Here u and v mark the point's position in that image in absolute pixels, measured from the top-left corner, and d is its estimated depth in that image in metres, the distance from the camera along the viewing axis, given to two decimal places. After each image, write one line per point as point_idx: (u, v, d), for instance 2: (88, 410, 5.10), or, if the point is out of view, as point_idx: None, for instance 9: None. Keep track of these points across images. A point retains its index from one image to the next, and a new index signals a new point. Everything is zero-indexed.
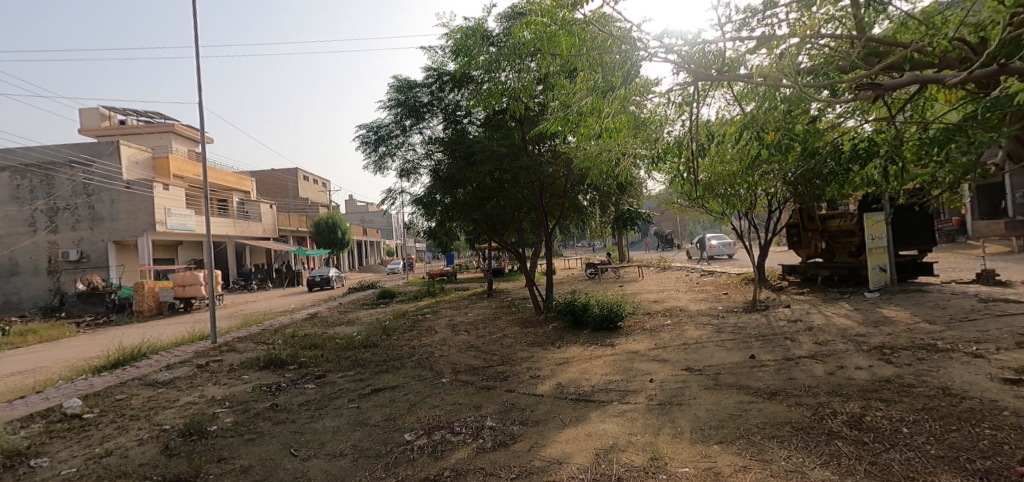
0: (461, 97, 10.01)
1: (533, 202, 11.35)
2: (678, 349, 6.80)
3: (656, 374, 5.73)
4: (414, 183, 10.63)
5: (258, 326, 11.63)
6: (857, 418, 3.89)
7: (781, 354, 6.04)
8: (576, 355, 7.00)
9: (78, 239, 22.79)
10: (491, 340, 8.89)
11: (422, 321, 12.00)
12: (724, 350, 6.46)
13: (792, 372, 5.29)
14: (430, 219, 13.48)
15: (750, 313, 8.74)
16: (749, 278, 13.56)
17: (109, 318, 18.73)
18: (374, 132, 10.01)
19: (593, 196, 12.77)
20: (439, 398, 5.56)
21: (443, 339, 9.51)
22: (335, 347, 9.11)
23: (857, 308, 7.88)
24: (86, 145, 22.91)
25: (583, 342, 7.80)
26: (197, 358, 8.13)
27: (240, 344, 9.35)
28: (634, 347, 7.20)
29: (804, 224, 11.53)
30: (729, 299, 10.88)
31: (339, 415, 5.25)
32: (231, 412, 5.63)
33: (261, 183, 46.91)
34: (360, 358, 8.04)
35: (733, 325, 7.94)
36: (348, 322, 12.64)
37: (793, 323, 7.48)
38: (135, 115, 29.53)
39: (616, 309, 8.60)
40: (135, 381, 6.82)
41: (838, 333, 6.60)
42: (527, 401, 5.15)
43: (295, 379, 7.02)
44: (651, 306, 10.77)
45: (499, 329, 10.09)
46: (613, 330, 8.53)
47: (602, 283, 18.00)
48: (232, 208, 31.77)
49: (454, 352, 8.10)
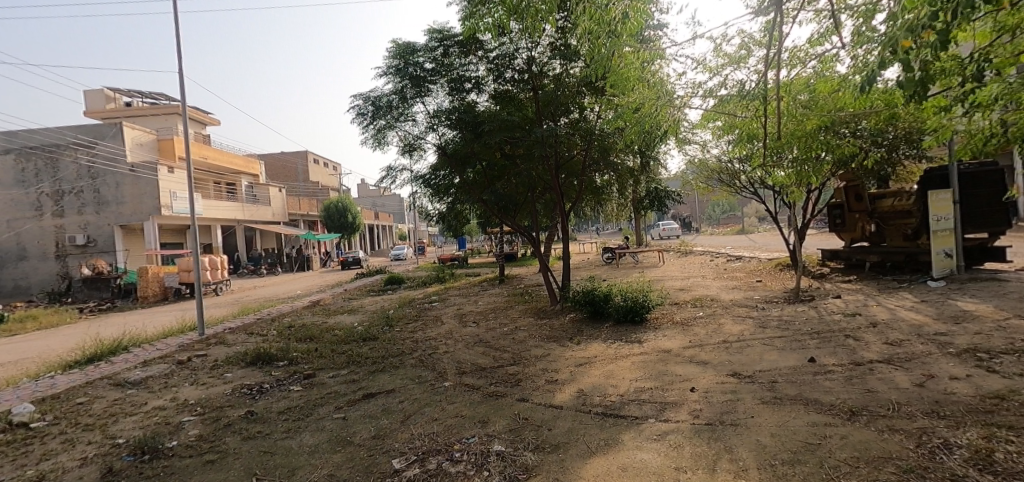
0: (469, 65, 9.04)
1: (548, 181, 10.23)
2: (717, 348, 5.86)
3: (697, 381, 4.79)
4: (418, 161, 9.61)
5: (255, 315, 10.92)
6: (985, 457, 2.93)
7: (846, 357, 5.06)
8: (598, 354, 6.10)
9: (85, 223, 22.38)
10: (503, 334, 8.01)
11: (429, 310, 11.17)
12: (775, 351, 5.49)
13: (870, 382, 4.32)
14: (440, 201, 12.60)
15: (795, 305, 7.73)
16: (784, 263, 12.44)
17: (113, 303, 18.31)
18: (372, 105, 9.00)
19: (611, 178, 11.63)
20: (440, 408, 4.71)
21: (450, 331, 8.69)
22: (331, 340, 8.35)
23: (924, 301, 6.80)
24: (89, 127, 22.33)
25: (605, 338, 6.90)
26: (179, 353, 7.40)
27: (231, 336, 8.64)
28: (666, 345, 6.25)
29: (850, 204, 10.32)
30: (765, 287, 9.83)
31: (320, 430, 4.42)
32: (199, 422, 4.84)
33: (271, 167, 46.37)
34: (357, 355, 7.24)
35: (779, 319, 6.94)
36: (351, 311, 11.90)
37: (852, 318, 6.44)
38: (140, 96, 28.89)
39: (642, 300, 7.63)
40: (105, 380, 6.12)
41: (912, 331, 5.58)
42: (543, 416, 4.25)
43: (281, 379, 6.25)
44: (679, 295, 9.79)
45: (511, 320, 9.24)
46: (638, 323, 7.60)
47: (621, 269, 17.02)
48: (241, 193, 31.34)
49: (460, 348, 7.25)
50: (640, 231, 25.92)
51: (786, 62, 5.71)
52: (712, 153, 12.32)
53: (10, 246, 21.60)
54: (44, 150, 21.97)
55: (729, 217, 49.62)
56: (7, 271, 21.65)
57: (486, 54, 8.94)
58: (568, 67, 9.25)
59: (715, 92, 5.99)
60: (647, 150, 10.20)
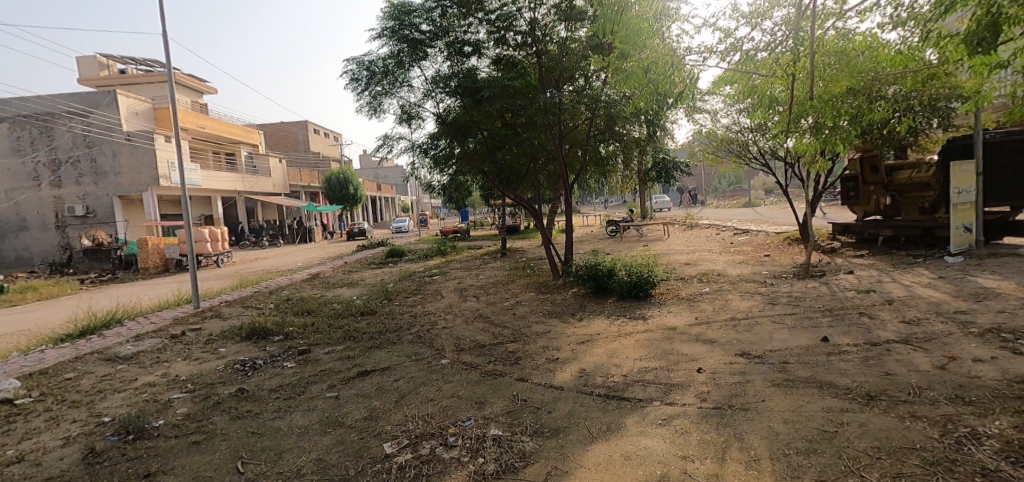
0: (469, 27, 8.48)
1: (551, 151, 9.81)
2: (725, 325, 5.65)
3: (704, 361, 4.58)
4: (416, 130, 9.18)
5: (252, 288, 10.78)
6: (1018, 449, 2.72)
7: (861, 336, 4.83)
8: (601, 331, 5.91)
9: (83, 194, 22.16)
10: (504, 309, 7.83)
11: (429, 284, 10.99)
12: (786, 329, 5.26)
13: (888, 364, 4.09)
14: (441, 172, 12.25)
15: (805, 281, 7.47)
16: (793, 237, 12.13)
17: (114, 275, 18.23)
18: (367, 70, 8.52)
19: (616, 148, 11.20)
20: (435, 387, 4.53)
21: (450, 305, 8.52)
22: (329, 315, 8.20)
23: (942, 277, 6.52)
24: (82, 95, 21.82)
25: (608, 314, 6.71)
26: (173, 326, 7.26)
27: (227, 309, 8.49)
28: (671, 322, 6.04)
29: (865, 176, 9.87)
30: (773, 262, 9.55)
31: (312, 409, 4.26)
32: (188, 400, 4.69)
33: (271, 137, 45.73)
34: (354, 329, 7.09)
35: (790, 295, 6.69)
36: (350, 284, 11.74)
37: (865, 294, 6.18)
38: (135, 63, 28.18)
39: (647, 275, 7.38)
40: (95, 355, 5.99)
41: (931, 309, 5.32)
42: (542, 397, 4.06)
43: (275, 355, 6.09)
44: (684, 269, 9.56)
45: (512, 294, 9.07)
46: (642, 299, 7.38)
47: (625, 242, 16.76)
48: (241, 163, 30.96)
49: (460, 323, 7.08)
50: (645, 203, 25.51)
51: (812, 19, 5.27)
52: (726, 117, 11.69)
53: (10, 216, 21.47)
54: (38, 119, 21.55)
55: (736, 190, 48.95)
56: (9, 241, 21.59)
57: (487, 15, 8.34)
58: (574, 28, 8.68)
59: (732, 51, 5.58)
60: (657, 118, 9.76)
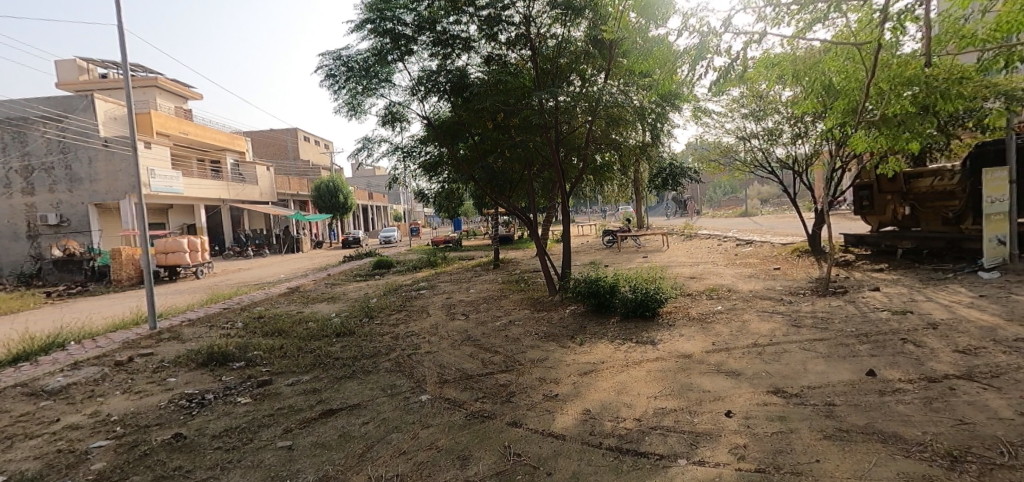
0: (457, 22, 7.70)
1: (546, 156, 9.10)
2: (748, 352, 4.92)
3: (731, 402, 3.82)
4: (401, 133, 8.39)
5: (223, 303, 9.95)
6: None
7: (913, 369, 4.11)
8: (607, 359, 5.16)
9: (57, 202, 21.15)
10: (495, 330, 7.03)
11: (416, 299, 10.21)
12: (822, 359, 4.53)
13: (959, 408, 3.37)
14: (430, 179, 11.50)
15: (826, 298, 6.79)
16: (802, 249, 11.49)
17: (85, 287, 17.24)
18: (345, 66, 7.70)
19: (613, 157, 10.57)
20: (410, 435, 3.76)
21: (436, 325, 7.74)
22: (301, 335, 7.39)
23: (984, 296, 5.84)
24: (58, 99, 20.88)
25: (611, 337, 5.97)
26: (120, 352, 6.42)
27: (188, 330, 7.65)
28: (684, 348, 5.30)
29: (880, 184, 9.30)
30: (786, 277, 8.86)
31: (255, 466, 3.45)
32: (111, 450, 3.86)
33: (259, 144, 44.86)
34: (326, 354, 6.29)
35: (815, 316, 5.97)
36: (330, 298, 10.92)
37: (903, 316, 5.47)
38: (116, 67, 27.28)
39: (653, 292, 6.66)
40: (17, 389, 5.14)
41: (984, 336, 4.62)
42: (539, 452, 3.30)
43: (231, 386, 5.27)
44: (690, 284, 8.86)
45: (505, 312, 8.31)
46: (648, 318, 6.65)
47: (622, 253, 16.09)
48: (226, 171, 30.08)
49: (446, 347, 6.31)
50: (641, 213, 24.91)
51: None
52: (732, 120, 11.05)
53: None
54: (11, 124, 20.59)
55: (732, 199, 48.49)
56: None
57: (478, 10, 7.59)
58: (570, 26, 8.07)
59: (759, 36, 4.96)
60: (661, 119, 9.09)
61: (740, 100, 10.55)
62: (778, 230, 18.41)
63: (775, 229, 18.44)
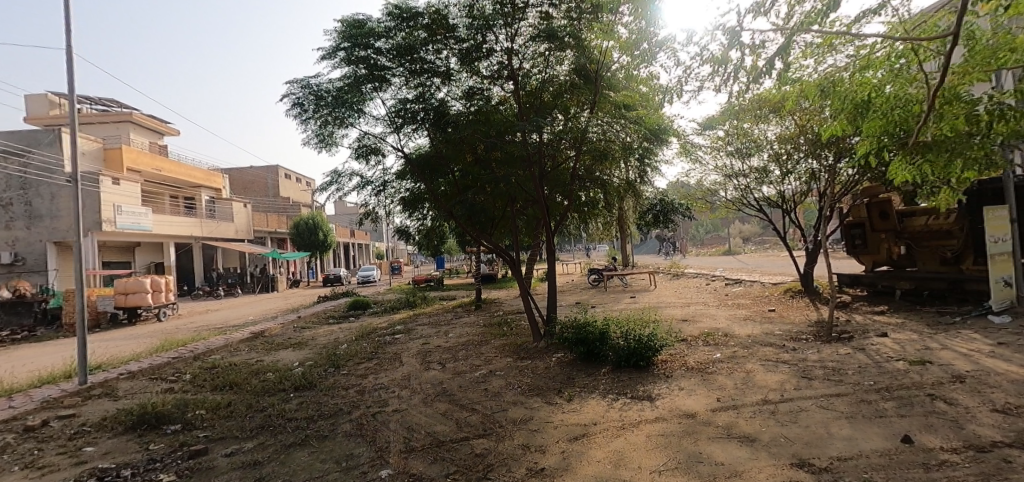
0: (436, 55, 7.37)
1: (531, 192, 8.61)
2: (760, 412, 4.32)
3: (750, 480, 3.19)
4: (375, 167, 7.85)
5: (175, 351, 9.04)
6: None
7: (953, 434, 3.56)
8: (601, 420, 4.49)
9: (13, 240, 19.96)
10: (473, 383, 6.30)
11: (390, 345, 9.42)
12: (846, 421, 3.94)
13: None
14: (410, 216, 10.93)
15: (832, 345, 6.29)
16: (795, 289, 11.09)
17: (33, 332, 15.93)
18: (315, 95, 7.25)
19: (598, 195, 10.20)
20: None
21: (408, 375, 6.99)
22: (255, 390, 6.57)
23: (1003, 344, 5.39)
24: (23, 134, 19.97)
25: (602, 392, 5.32)
26: (34, 414, 5.52)
27: (125, 385, 6.75)
28: (686, 405, 4.68)
29: (873, 223, 9.07)
30: (783, 319, 8.38)
31: None
32: None
33: (239, 182, 44.08)
34: (279, 414, 5.47)
35: (825, 366, 5.42)
36: (297, 344, 10.05)
37: (923, 367, 4.96)
38: (90, 102, 26.68)
39: (647, 340, 6.07)
40: None
41: (1022, 392, 4.10)
42: None
43: (156, 458, 4.43)
44: (684, 328, 8.31)
45: (486, 360, 7.60)
46: (642, 369, 6.03)
47: (609, 293, 15.58)
48: (202, 208, 29.23)
49: (417, 404, 5.57)
50: (626, 251, 24.62)
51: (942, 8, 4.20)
52: (718, 158, 10.88)
53: None
54: None
55: (715, 238, 48.91)
56: None
57: (458, 43, 7.28)
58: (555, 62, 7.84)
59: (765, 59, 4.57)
60: (648, 154, 8.74)
61: (726, 137, 10.40)
62: (765, 269, 18.17)
63: (762, 268, 18.20)
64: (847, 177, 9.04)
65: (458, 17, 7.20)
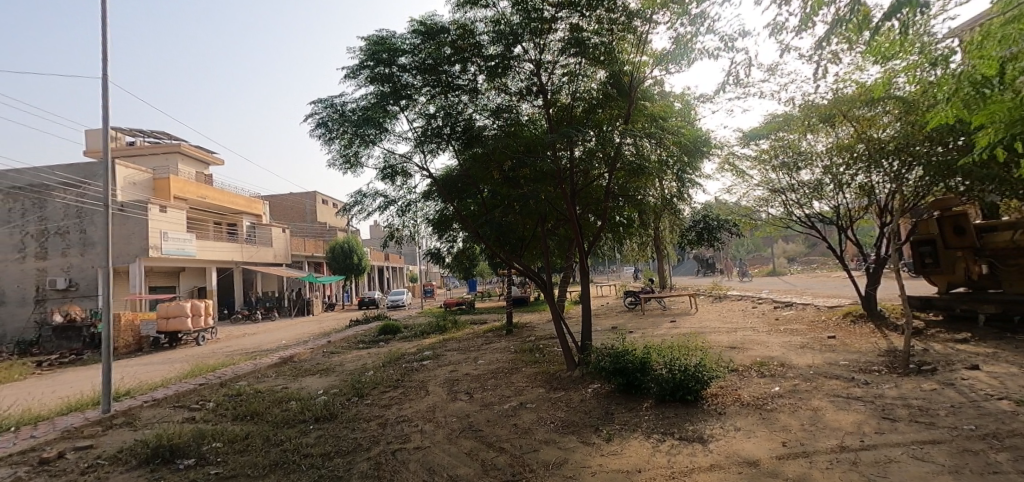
0: (461, 71, 7.16)
1: (562, 211, 8.20)
2: (839, 462, 3.64)
3: None
4: (401, 188, 7.65)
5: (204, 377, 8.93)
6: None
7: None
8: (646, 467, 3.91)
9: (68, 266, 20.92)
10: (502, 417, 5.80)
11: (417, 372, 9.03)
12: (950, 477, 3.24)
13: None
14: (440, 238, 10.68)
15: (911, 379, 5.49)
16: (856, 313, 10.10)
17: (80, 355, 16.36)
18: (341, 116, 7.15)
19: (633, 215, 9.70)
20: None
21: (434, 406, 6.57)
22: (275, 421, 6.27)
23: None
24: (81, 166, 21.18)
25: (647, 431, 4.72)
26: (52, 445, 5.37)
27: (147, 414, 6.57)
28: (746, 450, 4.05)
29: (945, 239, 8.06)
30: (847, 348, 7.52)
31: None
32: None
33: (279, 208, 45.59)
34: (295, 449, 5.12)
35: (909, 404, 4.66)
36: (323, 370, 9.80)
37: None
38: (143, 134, 28.26)
39: (695, 371, 5.43)
40: None
41: None
42: None
43: None
44: (733, 356, 7.58)
45: (517, 390, 7.09)
46: (690, 405, 5.39)
47: (647, 317, 14.80)
48: (242, 233, 30.22)
49: (441, 440, 5.12)
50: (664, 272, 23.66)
51: None
52: (761, 171, 10.19)
53: None
54: (34, 190, 20.95)
55: (759, 258, 46.80)
56: None
57: (484, 59, 7.04)
58: (587, 75, 7.49)
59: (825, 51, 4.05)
60: (687, 169, 8.23)
61: (771, 150, 9.70)
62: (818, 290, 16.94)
63: (814, 290, 16.97)
64: (913, 188, 8.19)
65: (485, 33, 6.99)
